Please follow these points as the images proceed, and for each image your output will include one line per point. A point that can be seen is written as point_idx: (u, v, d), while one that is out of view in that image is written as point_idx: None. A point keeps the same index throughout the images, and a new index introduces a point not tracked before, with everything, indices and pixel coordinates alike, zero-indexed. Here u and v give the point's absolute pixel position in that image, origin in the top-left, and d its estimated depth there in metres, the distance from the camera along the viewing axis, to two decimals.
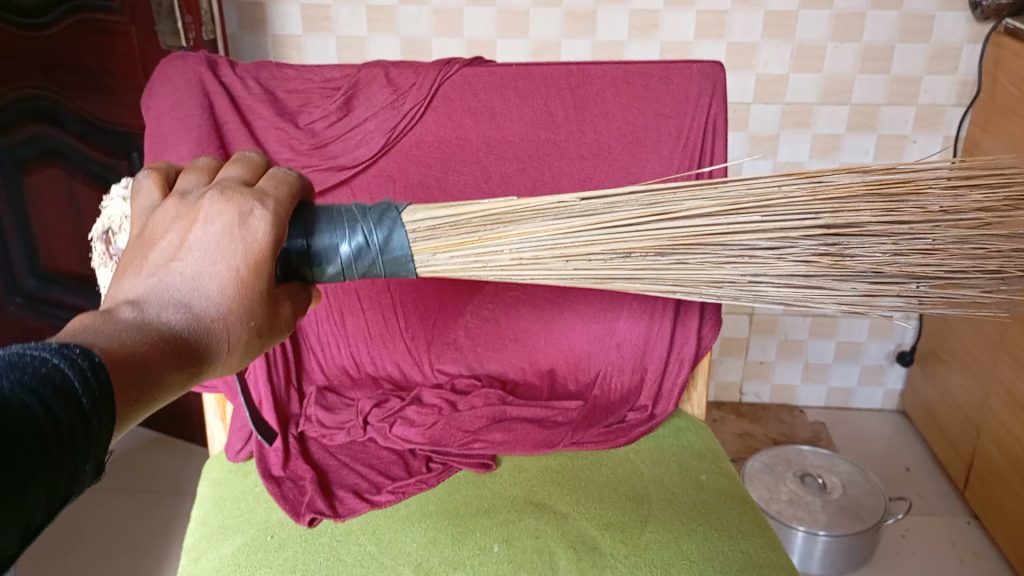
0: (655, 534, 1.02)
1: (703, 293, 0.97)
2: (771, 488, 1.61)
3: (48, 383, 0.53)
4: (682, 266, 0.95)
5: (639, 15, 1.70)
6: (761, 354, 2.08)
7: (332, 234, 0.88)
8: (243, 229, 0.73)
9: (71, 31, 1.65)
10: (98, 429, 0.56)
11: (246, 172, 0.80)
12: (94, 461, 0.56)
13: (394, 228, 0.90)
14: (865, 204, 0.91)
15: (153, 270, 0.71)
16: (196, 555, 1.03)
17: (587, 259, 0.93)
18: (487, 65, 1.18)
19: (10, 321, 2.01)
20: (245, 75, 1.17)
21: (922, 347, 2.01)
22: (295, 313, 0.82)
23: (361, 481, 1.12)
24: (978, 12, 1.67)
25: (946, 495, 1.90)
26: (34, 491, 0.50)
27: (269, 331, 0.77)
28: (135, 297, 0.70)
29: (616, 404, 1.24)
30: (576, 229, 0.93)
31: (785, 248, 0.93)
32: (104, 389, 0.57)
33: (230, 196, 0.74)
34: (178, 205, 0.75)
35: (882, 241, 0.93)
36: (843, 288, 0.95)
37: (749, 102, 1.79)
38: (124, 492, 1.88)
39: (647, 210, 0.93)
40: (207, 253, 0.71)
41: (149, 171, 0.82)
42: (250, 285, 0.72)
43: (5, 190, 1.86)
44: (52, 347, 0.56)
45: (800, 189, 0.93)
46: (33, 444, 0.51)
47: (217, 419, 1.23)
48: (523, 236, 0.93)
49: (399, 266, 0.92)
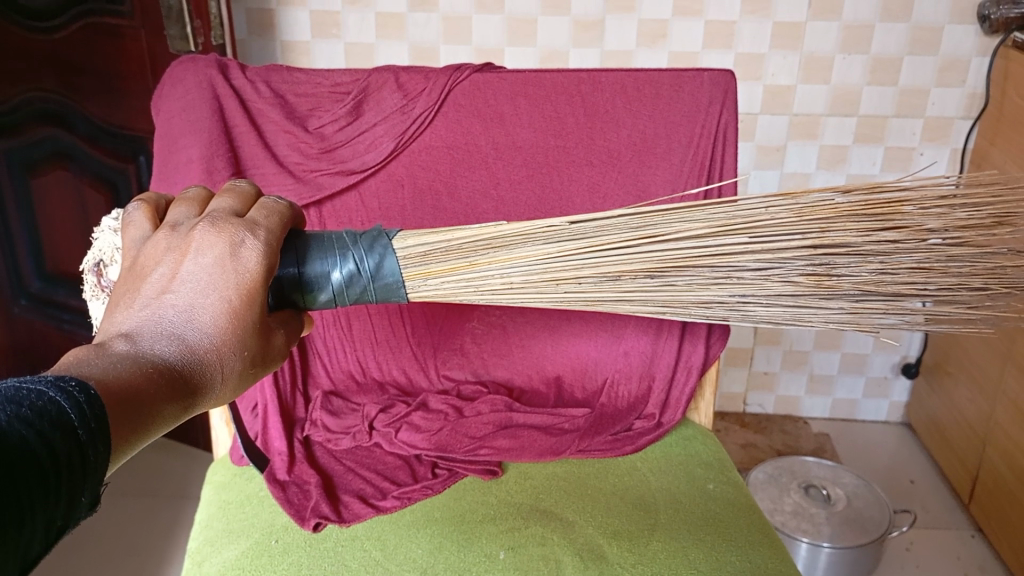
0: (662, 543, 1.01)
1: (690, 313, 0.97)
2: (776, 499, 1.60)
3: (44, 415, 0.52)
4: (670, 288, 0.94)
5: (648, 25, 1.70)
6: (766, 364, 2.07)
7: (323, 261, 0.88)
8: (234, 260, 0.73)
9: (81, 34, 1.65)
10: (95, 460, 0.55)
11: (237, 203, 0.80)
12: (90, 493, 0.55)
13: (385, 254, 0.90)
14: (852, 223, 0.91)
15: (145, 303, 0.71)
16: (199, 558, 1.02)
17: (576, 283, 0.93)
18: (497, 71, 1.18)
19: (16, 324, 2.01)
20: (255, 78, 1.17)
21: (928, 359, 2.00)
22: (289, 341, 0.81)
23: (366, 486, 1.11)
24: (986, 25, 1.67)
25: (951, 508, 1.88)
26: (31, 525, 0.50)
27: (263, 361, 0.76)
28: (126, 329, 0.69)
29: (623, 412, 1.24)
30: (568, 253, 0.92)
31: (772, 269, 0.93)
32: (99, 421, 0.57)
33: (221, 226, 0.74)
34: (168, 237, 0.75)
35: (870, 260, 0.92)
36: (828, 307, 0.94)
37: (756, 112, 1.79)
38: (125, 496, 1.87)
39: (635, 233, 0.93)
40: (200, 284, 0.71)
41: (138, 205, 0.83)
42: (243, 316, 0.72)
43: (13, 193, 1.85)
44: (48, 379, 0.56)
45: (786, 212, 0.92)
46: (30, 477, 0.50)
47: (223, 423, 1.21)
48: (512, 262, 0.92)
49: (390, 293, 0.91)
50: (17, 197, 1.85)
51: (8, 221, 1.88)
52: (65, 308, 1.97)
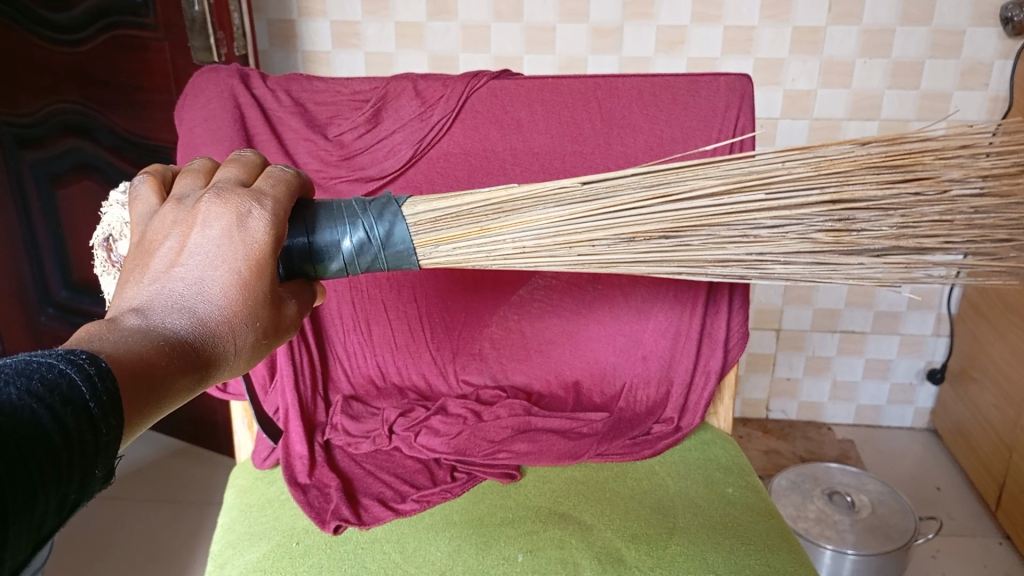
0: (681, 547, 1.01)
1: (707, 272, 0.96)
2: (799, 506, 1.59)
3: (55, 389, 0.53)
4: (685, 248, 0.94)
5: (665, 31, 1.71)
6: (788, 370, 2.05)
7: (333, 230, 0.89)
8: (242, 231, 0.74)
9: (106, 46, 1.68)
10: (107, 433, 0.56)
11: (241, 172, 0.81)
12: (102, 466, 0.56)
13: (395, 221, 0.91)
14: (871, 177, 0.90)
15: (154, 278, 0.72)
16: (222, 560, 1.04)
17: (589, 246, 0.93)
18: (514, 78, 1.19)
19: (45, 332, 2.07)
20: (275, 87, 1.19)
21: (953, 365, 1.97)
22: (301, 313, 0.83)
23: (385, 489, 1.12)
24: (1009, 27, 1.65)
25: (977, 515, 1.85)
26: (44, 499, 0.51)
27: (275, 333, 0.77)
28: (138, 305, 0.70)
29: (641, 416, 1.24)
30: (579, 216, 0.93)
31: (789, 226, 0.93)
32: (111, 394, 0.58)
33: (226, 198, 0.75)
34: (175, 211, 0.77)
35: (890, 214, 0.92)
36: (850, 262, 0.93)
37: (776, 117, 1.78)
38: (153, 501, 1.91)
39: (648, 192, 0.93)
40: (208, 257, 0.72)
41: (145, 178, 0.84)
42: (252, 287, 0.73)
43: (39, 205, 1.92)
44: (59, 354, 0.57)
45: (804, 165, 0.91)
46: (42, 452, 0.51)
47: (242, 427, 1.25)
48: (523, 226, 0.93)
49: (401, 259, 0.92)
50: (44, 209, 1.92)
51: (35, 232, 1.96)
52: (88, 316, 2.01)
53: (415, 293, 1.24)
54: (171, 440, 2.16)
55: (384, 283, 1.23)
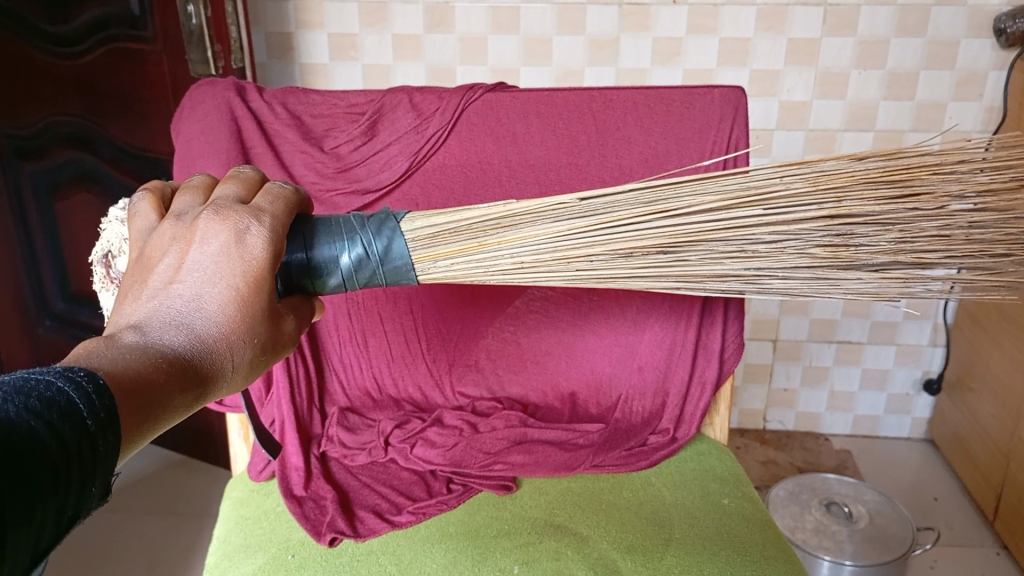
0: (676, 558, 1.01)
1: (704, 287, 0.96)
2: (796, 516, 1.59)
3: (53, 406, 0.54)
4: (682, 264, 0.94)
5: (662, 43, 1.72)
6: (785, 380, 2.05)
7: (331, 245, 0.89)
8: (240, 247, 0.74)
9: (106, 58, 1.69)
10: (105, 449, 0.57)
11: (240, 189, 0.81)
12: (100, 482, 0.56)
13: (394, 236, 0.91)
14: (867, 192, 0.91)
15: (153, 294, 0.72)
16: (218, 573, 1.04)
17: (587, 261, 0.94)
18: (509, 91, 1.20)
19: (43, 343, 2.08)
20: (273, 100, 1.20)
21: (950, 374, 1.98)
22: (298, 327, 0.83)
23: (382, 502, 1.12)
24: (1002, 38, 1.66)
25: (975, 525, 1.85)
26: (43, 514, 0.51)
27: (274, 348, 0.78)
28: (136, 321, 0.70)
29: (638, 427, 1.24)
30: (578, 230, 0.93)
31: (787, 241, 0.93)
32: (109, 411, 0.58)
33: (225, 215, 0.75)
34: (174, 227, 0.77)
35: (890, 229, 0.92)
36: (849, 279, 0.94)
37: (773, 128, 1.79)
38: (150, 514, 1.90)
39: (646, 208, 0.93)
40: (206, 273, 0.73)
41: (144, 195, 0.85)
42: (251, 303, 0.73)
43: (38, 216, 1.92)
44: (57, 371, 0.57)
45: (802, 180, 0.92)
46: (40, 467, 0.51)
47: (240, 440, 1.25)
48: (523, 241, 0.93)
49: (399, 275, 0.92)
50: (43, 220, 1.93)
51: (33, 243, 1.96)
52: (86, 327, 2.02)
53: (411, 304, 1.25)
54: (169, 452, 2.15)
55: (380, 295, 1.23)
